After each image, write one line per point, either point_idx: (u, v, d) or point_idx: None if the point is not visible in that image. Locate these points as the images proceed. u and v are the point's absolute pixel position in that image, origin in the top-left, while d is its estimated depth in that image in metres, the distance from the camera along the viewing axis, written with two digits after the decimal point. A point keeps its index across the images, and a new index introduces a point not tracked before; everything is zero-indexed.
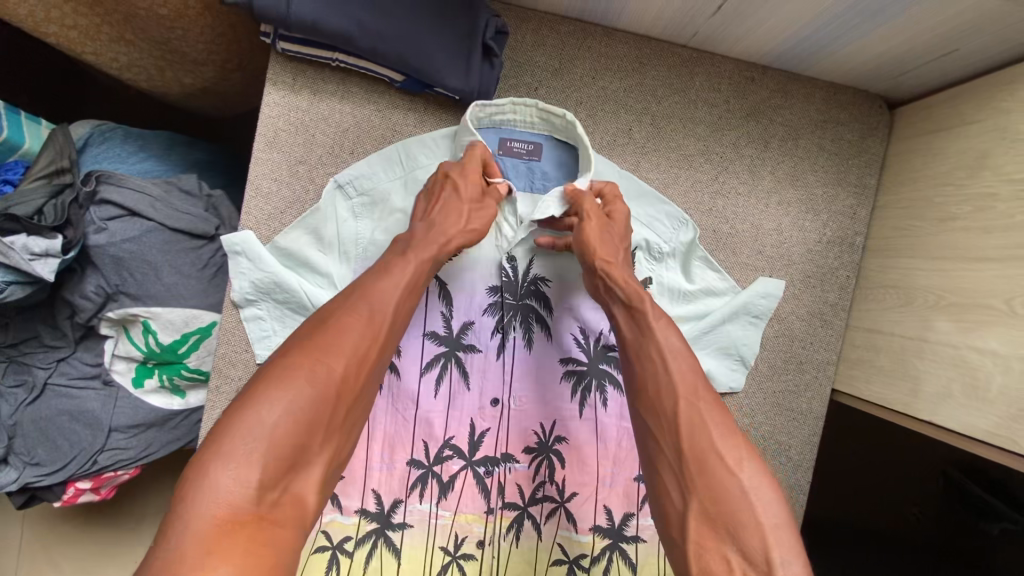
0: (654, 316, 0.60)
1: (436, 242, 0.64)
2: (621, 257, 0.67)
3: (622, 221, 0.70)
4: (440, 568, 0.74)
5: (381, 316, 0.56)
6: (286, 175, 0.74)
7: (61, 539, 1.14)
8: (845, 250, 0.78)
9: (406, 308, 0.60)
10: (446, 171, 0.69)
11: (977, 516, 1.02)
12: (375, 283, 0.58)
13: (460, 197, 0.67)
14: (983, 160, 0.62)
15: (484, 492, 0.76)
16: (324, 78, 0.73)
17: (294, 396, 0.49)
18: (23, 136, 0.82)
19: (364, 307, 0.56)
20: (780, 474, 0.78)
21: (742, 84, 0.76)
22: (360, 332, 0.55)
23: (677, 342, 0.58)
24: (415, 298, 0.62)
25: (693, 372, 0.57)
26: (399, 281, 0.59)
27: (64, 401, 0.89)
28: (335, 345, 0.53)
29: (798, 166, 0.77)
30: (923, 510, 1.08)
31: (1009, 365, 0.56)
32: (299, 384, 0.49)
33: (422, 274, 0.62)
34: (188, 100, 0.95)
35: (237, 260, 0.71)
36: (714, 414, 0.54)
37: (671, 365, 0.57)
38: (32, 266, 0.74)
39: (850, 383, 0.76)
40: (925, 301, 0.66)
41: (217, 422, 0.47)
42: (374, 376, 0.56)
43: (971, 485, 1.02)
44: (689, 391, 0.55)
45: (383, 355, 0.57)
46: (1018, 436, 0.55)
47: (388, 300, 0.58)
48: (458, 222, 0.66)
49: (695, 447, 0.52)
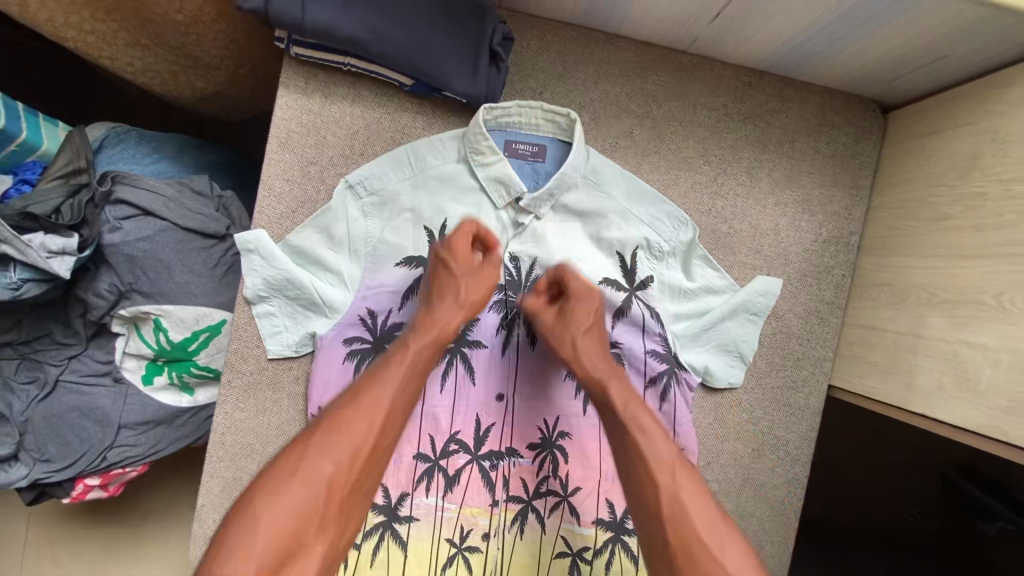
0: (628, 398, 0.61)
1: (436, 323, 0.66)
2: (594, 332, 0.69)
3: (585, 293, 0.71)
4: (446, 561, 0.75)
5: (382, 401, 0.57)
6: (298, 176, 0.76)
7: (66, 537, 1.14)
8: (841, 250, 0.80)
9: (409, 396, 0.60)
10: (438, 251, 0.71)
11: (974, 516, 1.01)
12: (377, 369, 0.60)
13: (455, 275, 0.69)
14: (973, 161, 0.64)
15: (489, 485, 0.78)
16: (335, 82, 0.76)
17: (290, 498, 0.50)
18: (41, 137, 0.83)
19: (362, 399, 0.57)
20: (778, 468, 0.80)
21: (740, 88, 0.79)
22: (360, 420, 0.55)
23: (654, 428, 0.59)
24: (419, 383, 0.62)
25: (671, 457, 0.57)
26: (397, 369, 0.60)
27: (76, 398, 0.91)
28: (334, 442, 0.53)
29: (794, 168, 0.80)
30: (924, 510, 1.09)
31: (998, 357, 0.58)
32: (295, 485, 0.51)
33: (423, 359, 0.63)
34: (200, 104, 0.97)
35: (250, 256, 0.73)
36: (695, 500, 0.55)
37: (648, 455, 0.57)
38: (49, 263, 0.76)
39: (846, 378, 0.78)
40: (918, 298, 0.68)
41: (228, 520, 0.50)
42: (375, 469, 0.56)
43: (968, 486, 1.01)
44: (666, 478, 0.56)
45: (386, 441, 0.57)
46: (1007, 426, 0.57)
47: (386, 391, 0.58)
48: (455, 304, 0.67)
49: (680, 535, 0.53)
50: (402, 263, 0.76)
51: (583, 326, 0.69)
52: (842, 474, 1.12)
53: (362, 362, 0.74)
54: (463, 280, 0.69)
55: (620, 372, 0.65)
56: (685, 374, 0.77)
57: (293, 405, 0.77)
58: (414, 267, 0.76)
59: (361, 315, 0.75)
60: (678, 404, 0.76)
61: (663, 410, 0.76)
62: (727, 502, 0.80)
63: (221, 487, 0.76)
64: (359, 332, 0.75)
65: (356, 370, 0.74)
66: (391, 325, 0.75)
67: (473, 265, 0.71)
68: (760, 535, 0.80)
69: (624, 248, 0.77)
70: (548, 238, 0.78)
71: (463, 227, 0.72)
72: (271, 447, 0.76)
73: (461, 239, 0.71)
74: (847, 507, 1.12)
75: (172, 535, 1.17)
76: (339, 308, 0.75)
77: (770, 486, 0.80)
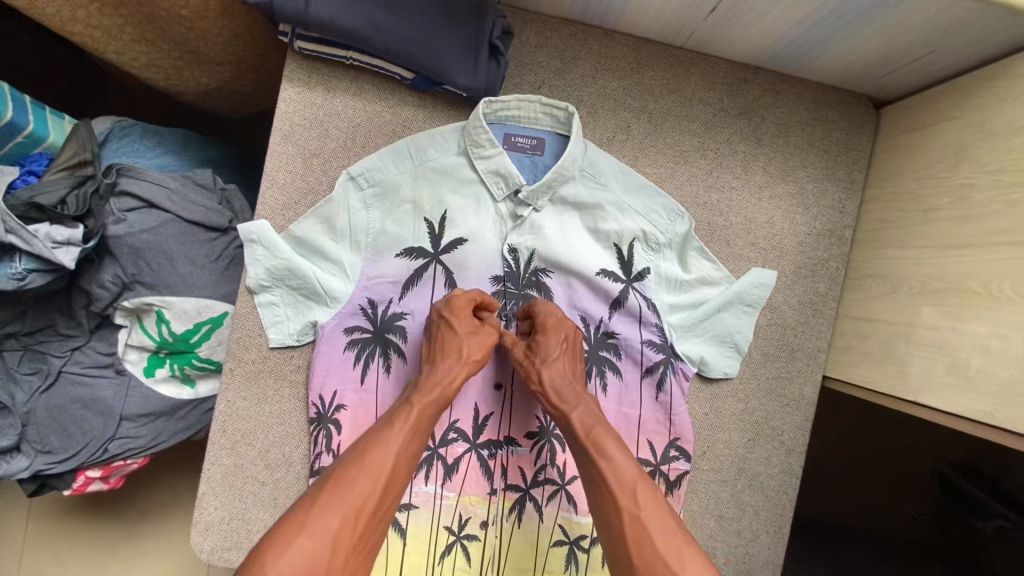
0: (598, 429, 0.63)
1: (437, 382, 0.67)
2: (570, 368, 0.71)
3: (554, 323, 0.72)
4: (445, 547, 0.77)
5: (385, 460, 0.59)
6: (300, 168, 0.77)
7: (68, 535, 1.15)
8: (835, 242, 0.81)
9: (411, 456, 0.62)
10: (438, 311, 0.72)
11: (971, 513, 1.04)
12: (380, 429, 0.62)
13: (458, 334, 0.70)
14: (962, 153, 0.66)
15: (487, 474, 0.79)
16: (337, 76, 0.77)
17: (295, 555, 0.50)
18: (47, 129, 0.85)
19: (366, 457, 0.58)
20: (774, 459, 0.81)
21: (735, 84, 0.80)
22: (363, 479, 0.57)
23: (617, 454, 0.61)
24: (420, 443, 0.64)
25: (634, 481, 0.59)
26: (401, 426, 0.62)
27: (78, 389, 0.92)
28: (338, 501, 0.55)
29: (788, 162, 0.81)
30: (917, 509, 1.11)
31: (986, 345, 0.60)
32: (301, 542, 0.51)
33: (425, 419, 0.64)
34: (204, 100, 0.98)
35: (253, 247, 0.74)
36: (657, 523, 0.56)
37: (611, 481, 0.59)
38: (54, 253, 0.78)
39: (840, 369, 0.79)
40: (910, 288, 0.69)
41: None
42: (377, 528, 0.57)
43: (967, 485, 1.04)
44: (629, 502, 0.57)
45: (387, 501, 0.58)
46: (996, 411, 0.58)
47: (391, 450, 0.59)
48: (458, 359, 0.69)
49: (642, 557, 0.55)
50: (403, 254, 0.77)
51: (549, 355, 0.70)
52: (839, 470, 1.13)
53: (363, 351, 0.76)
54: (467, 340, 0.70)
55: (588, 402, 0.67)
56: (682, 363, 0.79)
57: (294, 393, 0.78)
58: (414, 258, 0.77)
59: (362, 305, 0.76)
60: (674, 394, 0.78)
61: (658, 400, 0.78)
62: (723, 492, 0.81)
63: (223, 474, 0.77)
64: (360, 321, 0.76)
65: (357, 360, 0.76)
66: (392, 314, 0.77)
67: (473, 324, 0.72)
68: (756, 525, 0.81)
69: (621, 239, 0.79)
70: (547, 230, 0.79)
71: (464, 291, 0.73)
72: (272, 436, 0.77)
73: (461, 301, 0.72)
74: (846, 507, 1.13)
75: (168, 536, 1.17)
76: (340, 298, 0.76)
77: (765, 476, 0.81)
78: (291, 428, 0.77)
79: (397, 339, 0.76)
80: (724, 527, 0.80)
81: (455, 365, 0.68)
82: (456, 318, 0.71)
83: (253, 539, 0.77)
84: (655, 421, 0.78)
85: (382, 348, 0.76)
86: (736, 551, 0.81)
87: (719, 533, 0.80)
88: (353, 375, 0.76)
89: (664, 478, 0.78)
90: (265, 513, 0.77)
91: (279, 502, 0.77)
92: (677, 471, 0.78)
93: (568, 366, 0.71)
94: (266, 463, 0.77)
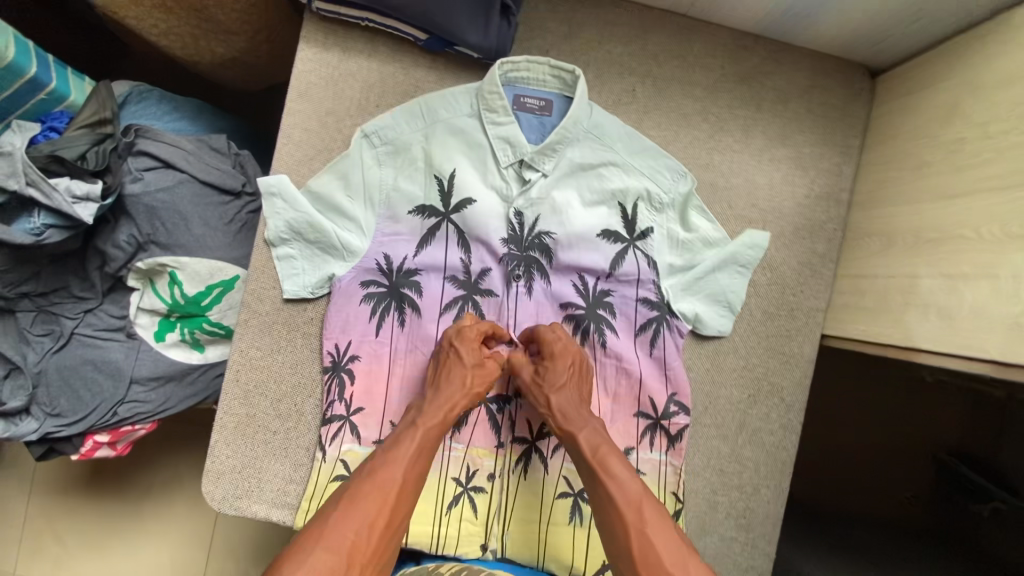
0: (592, 448, 0.66)
1: (442, 406, 0.70)
2: (570, 393, 0.73)
3: (559, 345, 0.75)
4: (453, 498, 0.79)
5: (391, 482, 0.62)
6: (316, 125, 0.80)
7: (71, 524, 1.16)
8: (832, 205, 0.84)
9: (419, 474, 0.65)
10: (450, 338, 0.74)
11: (967, 498, 1.06)
12: (388, 453, 0.65)
13: (464, 362, 0.72)
14: (954, 110, 0.69)
15: (495, 428, 0.82)
16: (352, 38, 0.80)
17: (313, 565, 0.54)
18: (68, 87, 0.87)
19: (377, 474, 0.62)
20: (774, 415, 0.83)
21: (737, 51, 0.83)
22: (372, 497, 0.60)
23: (622, 471, 0.64)
24: (427, 462, 0.67)
25: (638, 496, 0.62)
26: (410, 446, 0.66)
27: (90, 351, 0.93)
28: (352, 516, 0.58)
29: (787, 127, 0.84)
30: (917, 494, 1.14)
31: (979, 284, 0.61)
32: (318, 555, 0.55)
33: (431, 441, 0.68)
34: (218, 71, 1.01)
35: (273, 200, 0.76)
36: (663, 537, 0.59)
37: (615, 496, 0.62)
38: (73, 208, 0.80)
39: (839, 325, 0.81)
40: (905, 241, 0.72)
41: None
42: (389, 546, 0.59)
43: (961, 466, 1.09)
44: (634, 515, 0.60)
45: (397, 523, 0.61)
46: (985, 344, 0.60)
47: (398, 469, 0.63)
48: (461, 388, 0.71)
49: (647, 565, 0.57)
50: (416, 211, 0.80)
51: (558, 380, 0.73)
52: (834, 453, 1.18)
53: (379, 305, 0.79)
54: (473, 365, 0.73)
55: (594, 423, 0.70)
56: (677, 320, 0.81)
57: (307, 345, 0.79)
58: (427, 216, 0.80)
59: (378, 260, 0.79)
60: (667, 349, 0.81)
61: (653, 356, 0.81)
62: (723, 447, 0.83)
63: (236, 423, 0.78)
64: (374, 276, 0.79)
65: (372, 313, 0.79)
66: (406, 270, 0.79)
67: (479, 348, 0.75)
68: (757, 480, 0.83)
69: (626, 198, 0.81)
70: (551, 193, 0.81)
71: (476, 323, 0.77)
72: (285, 386, 0.79)
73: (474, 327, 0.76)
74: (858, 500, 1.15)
75: (169, 522, 1.17)
76: (357, 253, 0.79)
77: (765, 432, 0.83)
78: (304, 379, 0.79)
79: (411, 294, 0.79)
80: (725, 481, 0.82)
81: (460, 390, 0.72)
82: (462, 343, 0.74)
83: (263, 488, 0.78)
84: (653, 378, 0.81)
85: (397, 302, 0.79)
86: (737, 506, 0.82)
87: (720, 487, 0.82)
88: (369, 329, 0.78)
89: (664, 431, 0.80)
90: (275, 462, 0.78)
91: (290, 452, 0.79)
92: (677, 425, 0.80)
93: (575, 390, 0.74)
94: (277, 412, 0.79)
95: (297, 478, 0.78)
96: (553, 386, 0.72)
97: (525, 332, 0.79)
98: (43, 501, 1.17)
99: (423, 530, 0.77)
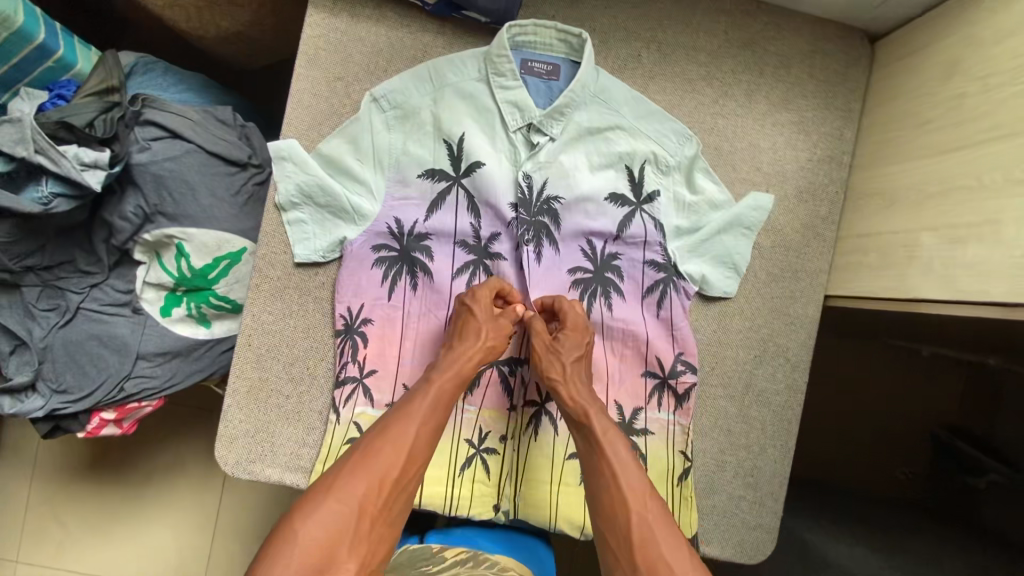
0: (602, 432, 0.67)
1: (457, 363, 0.71)
2: (580, 373, 0.73)
3: (574, 322, 0.76)
4: (465, 460, 0.80)
5: (404, 437, 0.63)
6: (325, 90, 0.80)
7: (73, 510, 1.16)
8: (834, 168, 0.85)
9: (432, 432, 0.66)
10: (464, 300, 0.75)
11: (962, 470, 1.08)
12: (403, 409, 0.65)
13: (479, 319, 0.74)
14: (955, 67, 0.70)
15: (506, 391, 0.82)
16: (360, 3, 0.80)
17: (326, 515, 0.55)
18: (76, 56, 0.87)
19: (391, 429, 0.63)
20: (780, 375, 0.84)
21: (739, 18, 0.85)
22: (384, 452, 0.61)
23: (629, 460, 0.65)
24: (441, 419, 0.67)
25: (641, 486, 0.63)
26: (423, 402, 0.66)
27: (96, 326, 0.93)
28: (365, 469, 0.59)
29: (789, 91, 0.85)
30: (913, 472, 1.16)
31: (981, 232, 0.63)
32: (330, 505, 0.56)
33: (445, 399, 0.68)
34: (222, 44, 1.01)
35: (282, 164, 0.77)
36: (665, 532, 0.59)
37: (622, 478, 0.63)
38: (82, 175, 0.79)
39: (843, 285, 0.82)
40: (907, 197, 0.74)
41: (270, 544, 0.53)
42: (399, 499, 0.61)
43: (957, 441, 1.10)
44: (638, 505, 0.61)
45: (408, 477, 0.62)
46: (987, 288, 0.62)
47: (411, 424, 0.64)
48: (478, 340, 0.72)
49: (646, 553, 0.58)
50: (425, 175, 0.80)
51: (572, 357, 0.73)
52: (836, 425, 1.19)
53: (390, 269, 0.80)
54: (488, 322, 0.74)
55: (601, 405, 0.71)
56: (683, 282, 0.83)
57: (319, 309, 0.80)
58: (436, 180, 0.80)
59: (388, 224, 0.80)
60: (674, 310, 0.82)
61: (660, 317, 0.82)
62: (730, 407, 0.84)
63: (248, 388, 0.78)
64: (385, 240, 0.80)
65: (384, 277, 0.79)
66: (417, 234, 0.80)
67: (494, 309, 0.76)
68: (763, 440, 0.84)
69: (633, 161, 0.82)
70: (559, 157, 0.82)
71: (488, 282, 0.77)
72: (297, 351, 0.79)
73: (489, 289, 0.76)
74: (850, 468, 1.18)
75: (172, 504, 1.16)
76: (368, 216, 0.79)
77: (772, 392, 0.84)
78: (315, 343, 0.79)
79: (422, 258, 0.80)
80: (733, 441, 0.84)
81: (478, 342, 0.72)
82: (478, 305, 0.75)
83: (276, 452, 0.78)
84: (659, 338, 0.82)
85: (408, 266, 0.80)
86: (744, 466, 0.84)
87: (728, 447, 0.84)
88: (382, 292, 0.79)
89: (672, 391, 0.82)
90: (286, 427, 0.79)
91: (302, 417, 0.79)
92: (685, 384, 0.81)
93: (585, 370, 0.75)
94: (290, 376, 0.79)
95: (309, 443, 0.79)
96: (565, 362, 0.73)
97: (538, 300, 0.80)
98: (44, 487, 1.16)
99: (436, 491, 0.79)
